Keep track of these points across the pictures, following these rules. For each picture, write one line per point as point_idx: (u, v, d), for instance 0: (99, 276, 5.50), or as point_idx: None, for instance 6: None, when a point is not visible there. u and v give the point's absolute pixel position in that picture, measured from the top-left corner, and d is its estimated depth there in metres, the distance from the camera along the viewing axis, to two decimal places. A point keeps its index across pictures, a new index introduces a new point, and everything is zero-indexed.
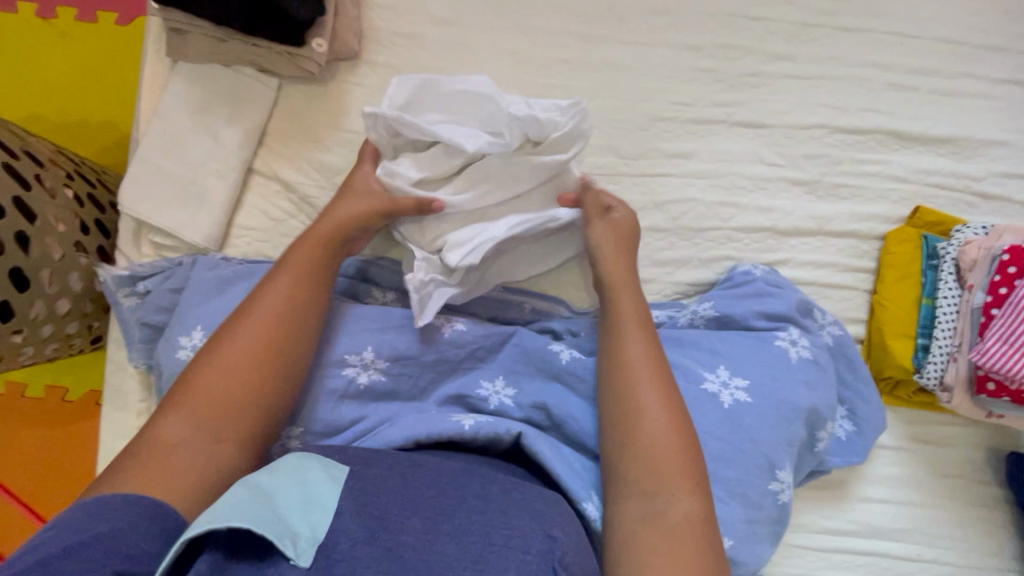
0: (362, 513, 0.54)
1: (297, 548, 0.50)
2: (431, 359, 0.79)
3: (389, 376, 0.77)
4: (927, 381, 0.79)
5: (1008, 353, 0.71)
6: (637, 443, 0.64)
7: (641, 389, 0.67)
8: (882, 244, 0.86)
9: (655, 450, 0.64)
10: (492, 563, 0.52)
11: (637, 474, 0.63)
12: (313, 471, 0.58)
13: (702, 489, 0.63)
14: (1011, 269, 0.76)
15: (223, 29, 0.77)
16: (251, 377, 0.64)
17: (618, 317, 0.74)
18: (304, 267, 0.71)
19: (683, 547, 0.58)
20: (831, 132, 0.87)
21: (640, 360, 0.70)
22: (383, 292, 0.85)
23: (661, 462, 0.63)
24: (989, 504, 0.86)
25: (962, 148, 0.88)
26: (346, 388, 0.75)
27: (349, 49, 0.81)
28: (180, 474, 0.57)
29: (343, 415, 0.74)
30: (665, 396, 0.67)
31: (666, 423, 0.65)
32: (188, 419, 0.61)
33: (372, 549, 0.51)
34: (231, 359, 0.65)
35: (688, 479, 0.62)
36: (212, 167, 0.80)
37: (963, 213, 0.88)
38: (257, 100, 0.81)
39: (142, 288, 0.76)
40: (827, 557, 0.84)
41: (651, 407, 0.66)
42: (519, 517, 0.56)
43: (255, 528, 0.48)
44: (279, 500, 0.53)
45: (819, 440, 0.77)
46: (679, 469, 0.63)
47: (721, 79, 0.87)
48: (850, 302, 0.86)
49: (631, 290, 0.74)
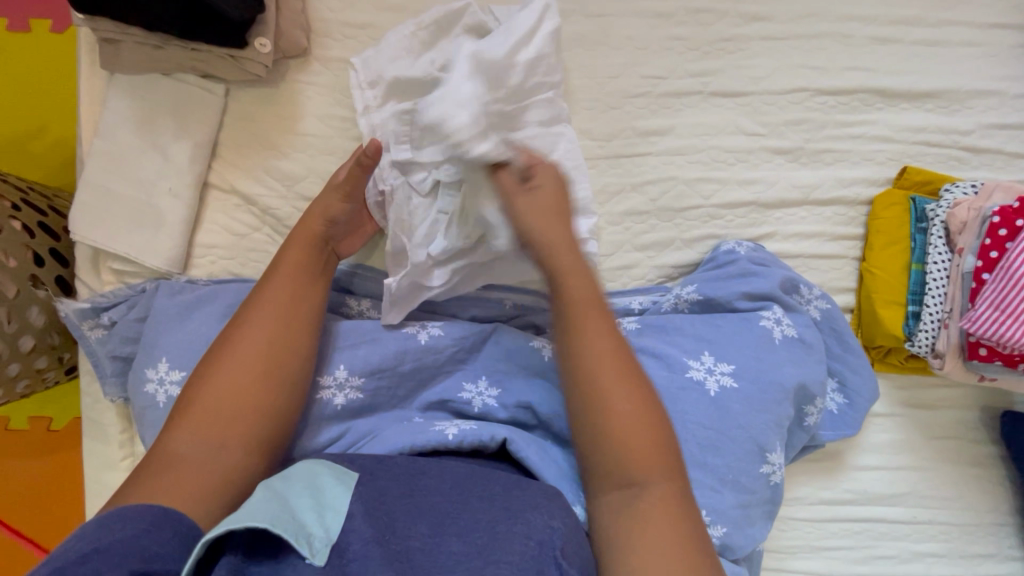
0: (372, 516, 0.55)
1: (312, 547, 0.51)
2: (409, 368, 0.77)
3: (365, 392, 0.75)
4: (919, 348, 0.78)
5: (999, 319, 0.70)
6: (614, 435, 0.60)
7: (602, 385, 0.62)
8: (869, 209, 0.83)
9: (633, 444, 0.60)
10: (501, 548, 0.53)
11: (613, 465, 0.60)
12: (324, 477, 0.58)
13: (676, 470, 0.60)
14: (1002, 232, 0.73)
15: (157, 35, 0.72)
16: (242, 393, 0.61)
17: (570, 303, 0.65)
18: (297, 276, 0.68)
19: (661, 535, 0.56)
20: (812, 95, 0.83)
21: (603, 357, 0.63)
22: (358, 301, 0.82)
23: (632, 453, 0.60)
24: (983, 462, 0.87)
25: (949, 101, 0.84)
26: (322, 410, 0.73)
27: (296, 45, 0.76)
28: (191, 482, 0.56)
29: (324, 436, 0.73)
30: (630, 381, 0.62)
31: (635, 413, 0.61)
32: (195, 431, 0.59)
33: (384, 551, 0.53)
34: (224, 371, 0.62)
35: (658, 464, 0.59)
36: (164, 185, 0.75)
37: (951, 169, 0.85)
38: (205, 110, 0.76)
39: (107, 319, 0.73)
40: (824, 526, 0.85)
41: (612, 399, 0.61)
42: (523, 510, 0.58)
43: (273, 528, 0.49)
44: (293, 500, 0.53)
45: (807, 416, 0.76)
46: (653, 455, 0.60)
47: (694, 48, 0.82)
48: (839, 271, 0.83)
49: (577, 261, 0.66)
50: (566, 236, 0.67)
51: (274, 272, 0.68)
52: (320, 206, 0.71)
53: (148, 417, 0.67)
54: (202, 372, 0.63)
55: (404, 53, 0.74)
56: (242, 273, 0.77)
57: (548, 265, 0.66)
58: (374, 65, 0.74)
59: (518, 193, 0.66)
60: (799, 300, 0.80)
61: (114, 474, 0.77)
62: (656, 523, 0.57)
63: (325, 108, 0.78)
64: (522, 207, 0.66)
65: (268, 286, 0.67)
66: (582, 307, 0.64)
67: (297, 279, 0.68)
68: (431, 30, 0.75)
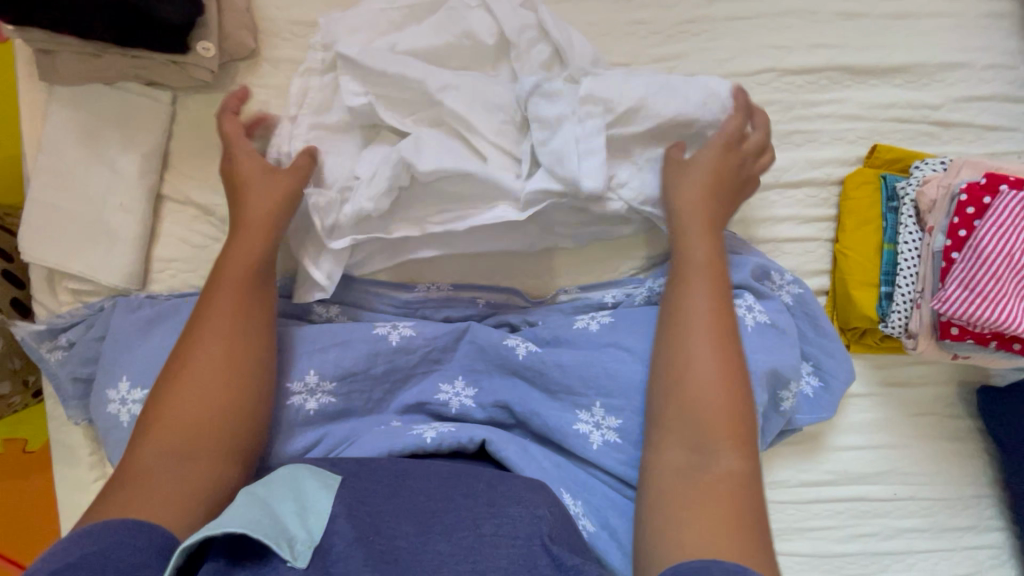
0: (355, 516, 0.55)
1: (293, 550, 0.51)
2: (382, 371, 0.75)
3: (338, 397, 0.74)
4: (892, 329, 0.78)
5: (969, 299, 0.69)
6: (688, 392, 0.61)
7: (694, 339, 0.63)
8: (840, 189, 0.82)
9: (705, 405, 0.60)
10: (485, 555, 0.53)
11: (680, 425, 0.60)
12: (307, 480, 0.58)
13: (751, 451, 0.59)
14: (969, 210, 0.72)
15: (94, 44, 0.69)
16: (208, 397, 0.60)
17: (687, 262, 0.69)
18: (244, 270, 0.66)
19: (717, 510, 0.53)
20: (780, 75, 0.81)
21: (700, 312, 0.65)
22: (327, 307, 0.80)
23: (710, 420, 0.59)
24: (960, 436, 0.87)
25: (918, 75, 0.83)
26: (294, 417, 0.72)
27: (242, 47, 0.74)
28: (157, 493, 0.54)
29: (296, 445, 0.71)
30: (721, 342, 0.63)
31: (717, 377, 0.61)
32: (153, 446, 0.57)
33: (367, 551, 0.53)
34: (186, 380, 0.61)
35: (732, 441, 0.58)
36: (115, 199, 0.73)
37: (923, 145, 0.83)
38: (151, 119, 0.74)
39: (66, 340, 0.71)
40: (807, 508, 0.85)
41: (698, 357, 0.62)
42: (508, 505, 0.58)
43: (251, 533, 0.49)
44: (275, 505, 0.54)
45: (783, 399, 0.76)
46: (732, 426, 0.59)
47: (657, 31, 0.80)
48: (812, 254, 0.82)
49: (714, 232, 0.70)
50: (717, 201, 0.71)
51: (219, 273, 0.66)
52: (249, 201, 0.69)
53: (113, 438, 0.65)
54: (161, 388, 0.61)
55: (366, 26, 0.75)
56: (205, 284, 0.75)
57: (676, 222, 0.71)
58: (331, 29, 0.74)
59: (688, 177, 0.71)
60: (771, 285, 0.79)
61: (87, 497, 0.76)
62: (719, 498, 0.54)
63: (278, 110, 0.76)
64: (684, 168, 0.72)
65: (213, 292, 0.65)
66: (701, 270, 0.68)
67: (240, 279, 0.66)
68: (403, 12, 0.76)
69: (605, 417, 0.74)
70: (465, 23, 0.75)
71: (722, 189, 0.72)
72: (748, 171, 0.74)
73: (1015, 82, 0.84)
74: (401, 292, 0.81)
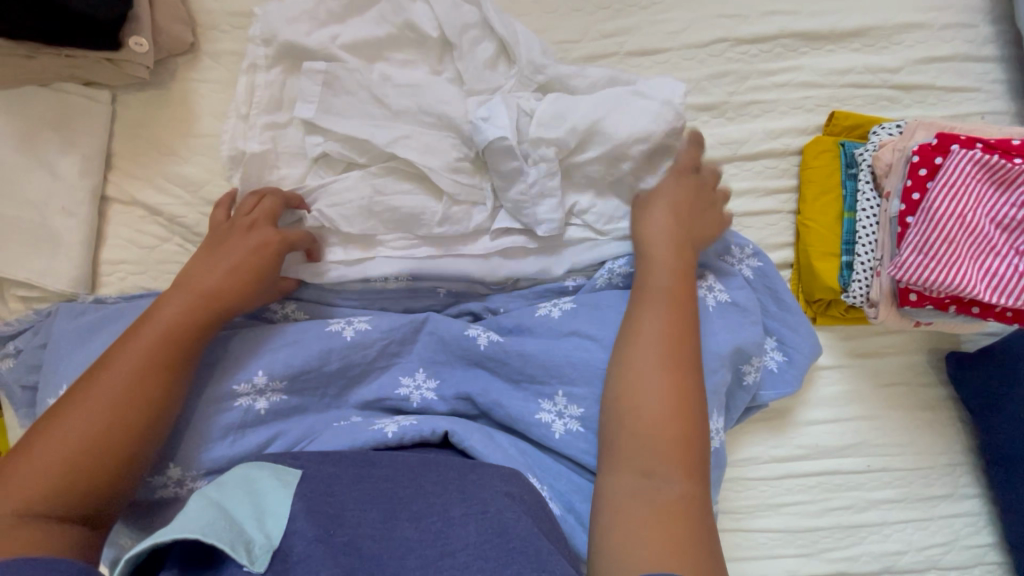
0: (315, 512, 0.54)
1: (251, 555, 0.50)
2: (337, 367, 0.73)
3: (291, 395, 0.72)
4: (854, 299, 0.76)
5: (924, 264, 0.67)
6: (643, 422, 0.61)
7: (651, 362, 0.64)
8: (800, 159, 0.80)
9: (658, 432, 0.60)
10: (454, 536, 0.53)
11: (637, 450, 0.60)
12: (264, 481, 0.56)
13: (699, 476, 0.59)
14: (921, 172, 0.70)
15: (26, 44, 0.67)
16: (109, 424, 0.56)
17: (648, 287, 0.70)
18: (183, 317, 0.63)
19: (663, 534, 0.54)
20: (733, 45, 0.79)
21: (652, 336, 0.65)
22: (282, 304, 0.77)
23: (659, 443, 0.60)
24: (934, 405, 0.86)
25: (876, 39, 0.81)
26: (245, 418, 0.69)
27: (180, 41, 0.73)
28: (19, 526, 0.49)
29: (249, 444, 0.69)
30: (679, 373, 0.64)
31: (672, 408, 0.62)
32: (37, 472, 0.52)
33: (327, 549, 0.51)
34: (96, 409, 0.56)
35: (684, 465, 0.59)
36: (57, 203, 0.72)
37: (883, 109, 0.81)
38: (92, 120, 0.73)
39: (13, 349, 0.70)
40: (780, 484, 0.84)
41: (651, 379, 0.63)
42: (478, 492, 0.57)
43: (205, 538, 0.48)
44: (232, 509, 0.53)
45: (745, 375, 0.76)
46: (682, 453, 0.60)
47: (605, 7, 0.78)
48: (775, 227, 0.81)
49: (679, 260, 0.71)
50: (675, 227, 0.72)
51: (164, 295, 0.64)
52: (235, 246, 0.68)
53: None
54: (61, 410, 0.56)
55: (306, 17, 0.72)
56: (154, 286, 0.74)
57: (645, 252, 0.72)
58: (269, 22, 0.72)
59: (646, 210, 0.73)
60: (731, 261, 0.78)
61: None
62: (660, 522, 0.55)
63: (222, 106, 0.75)
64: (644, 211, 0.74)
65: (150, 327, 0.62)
66: (661, 295, 0.68)
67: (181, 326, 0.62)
68: (343, 2, 0.74)
69: (568, 405, 0.73)
70: (407, 7, 0.74)
71: (689, 223, 0.73)
72: (717, 211, 0.76)
73: (976, 41, 0.82)
74: (351, 285, 0.78)
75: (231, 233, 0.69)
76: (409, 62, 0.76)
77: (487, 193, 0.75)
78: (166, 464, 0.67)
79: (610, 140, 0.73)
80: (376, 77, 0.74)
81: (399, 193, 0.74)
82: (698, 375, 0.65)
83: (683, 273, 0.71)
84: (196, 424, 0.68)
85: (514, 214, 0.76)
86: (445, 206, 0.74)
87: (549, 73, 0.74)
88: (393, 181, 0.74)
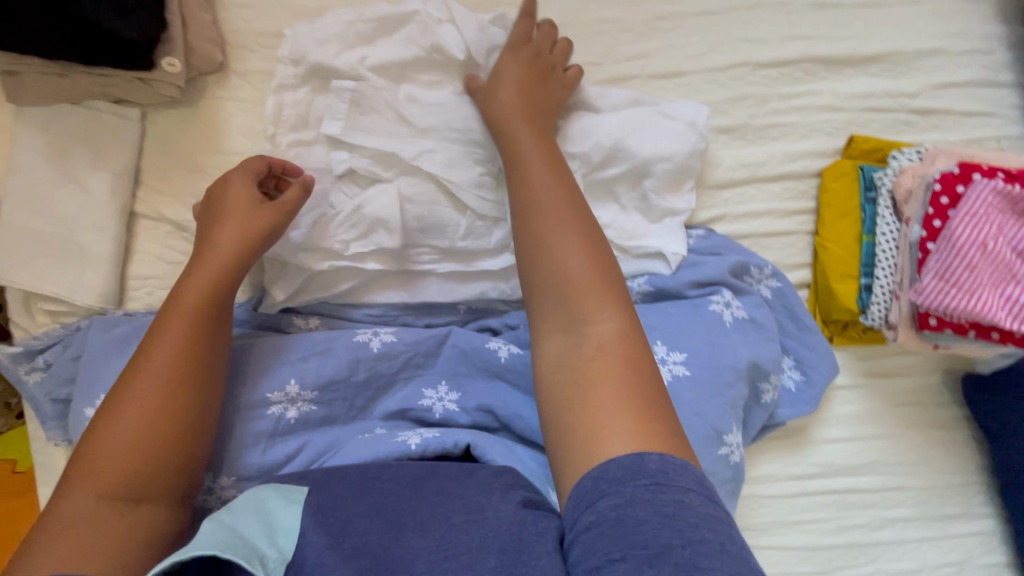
0: (323, 523, 0.54)
1: (266, 567, 0.50)
2: (364, 377, 0.74)
3: (320, 404, 0.73)
4: (873, 321, 0.77)
5: (945, 289, 0.69)
6: (554, 278, 0.59)
7: (549, 224, 0.62)
8: (818, 181, 0.82)
9: (571, 280, 0.58)
10: (456, 542, 0.51)
11: (553, 305, 0.58)
12: (272, 500, 0.56)
13: (622, 303, 0.58)
14: (943, 200, 0.71)
15: (60, 62, 0.68)
16: (149, 416, 0.56)
17: (518, 156, 0.68)
18: (205, 296, 0.63)
19: (613, 385, 0.52)
20: (754, 69, 0.80)
21: (544, 200, 0.64)
22: (304, 318, 0.78)
23: (570, 289, 0.58)
24: (948, 425, 0.87)
25: (894, 64, 0.82)
26: (275, 427, 0.70)
27: (210, 61, 0.73)
28: (95, 546, 0.50)
29: (279, 454, 0.70)
30: (576, 224, 0.62)
31: (577, 252, 0.60)
32: (99, 471, 0.53)
33: (339, 554, 0.52)
34: (139, 401, 0.57)
35: (601, 302, 0.57)
36: (87, 219, 0.72)
37: (901, 133, 0.83)
38: (121, 137, 0.74)
39: (42, 362, 0.70)
40: (795, 501, 0.84)
41: (555, 240, 0.61)
42: (473, 493, 0.57)
43: (222, 554, 0.47)
44: (243, 528, 0.51)
45: (764, 393, 0.77)
46: (597, 291, 0.57)
47: (629, 29, 0.79)
48: (793, 247, 0.82)
49: (533, 123, 0.70)
50: (518, 91, 0.71)
51: (193, 271, 0.65)
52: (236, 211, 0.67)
53: None
54: (102, 420, 0.56)
55: (336, 39, 0.74)
56: None
57: (499, 125, 0.70)
58: (301, 44, 0.73)
59: (495, 88, 0.72)
60: (750, 280, 0.79)
61: None
62: (605, 371, 0.53)
63: (250, 124, 0.76)
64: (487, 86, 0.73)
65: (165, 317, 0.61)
66: (537, 163, 0.67)
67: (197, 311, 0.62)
68: (372, 24, 0.75)
69: None
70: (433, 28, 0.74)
71: (537, 88, 0.72)
72: (559, 67, 0.75)
73: (992, 67, 0.84)
74: (373, 300, 0.78)
75: (225, 190, 0.69)
76: (435, 82, 0.76)
77: (509, 208, 0.76)
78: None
79: (635, 158, 0.73)
80: (403, 97, 0.74)
81: (425, 208, 0.74)
82: (590, 217, 0.63)
83: (545, 135, 0.70)
84: (227, 432, 0.69)
85: None
86: (469, 221, 0.75)
87: (573, 97, 0.75)
88: (422, 194, 0.74)
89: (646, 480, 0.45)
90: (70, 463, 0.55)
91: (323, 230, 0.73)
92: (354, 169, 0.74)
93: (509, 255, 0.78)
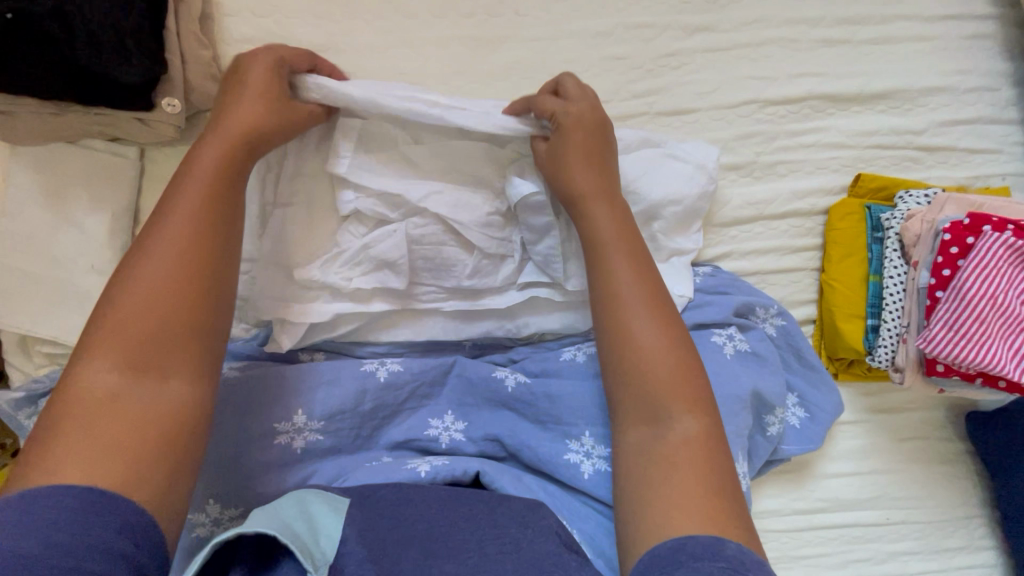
0: (365, 535, 0.54)
1: (313, 562, 0.50)
2: (371, 407, 0.73)
3: (327, 434, 0.71)
4: (880, 362, 0.78)
5: (953, 339, 0.69)
6: (641, 377, 0.57)
7: (632, 314, 0.60)
8: (825, 219, 0.81)
9: (659, 383, 0.57)
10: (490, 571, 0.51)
11: (635, 402, 0.57)
12: (317, 503, 0.55)
13: (707, 406, 0.57)
14: (953, 250, 0.72)
15: (55, 103, 0.66)
16: (165, 296, 0.51)
17: (594, 233, 0.65)
18: (219, 170, 0.57)
19: (699, 484, 0.51)
20: (763, 106, 0.80)
21: (628, 292, 0.61)
22: (311, 353, 0.77)
23: (658, 389, 0.57)
24: (950, 458, 0.88)
25: (901, 101, 0.82)
26: (282, 458, 0.69)
27: (210, 98, 0.71)
28: (118, 434, 0.45)
29: (287, 483, 0.68)
30: (662, 320, 0.60)
31: (662, 347, 0.58)
32: (114, 349, 0.48)
33: (378, 569, 0.51)
34: (155, 274, 0.51)
35: (687, 402, 0.56)
36: (85, 261, 0.71)
37: (908, 170, 0.83)
38: (120, 176, 0.72)
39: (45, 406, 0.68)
40: (800, 535, 0.84)
41: (640, 330, 0.59)
42: (507, 524, 0.56)
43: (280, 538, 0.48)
44: (291, 523, 0.51)
45: (770, 424, 0.77)
46: (684, 391, 0.56)
47: (637, 66, 0.78)
48: (800, 285, 0.81)
49: (609, 196, 0.66)
50: (594, 160, 0.67)
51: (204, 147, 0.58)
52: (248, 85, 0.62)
53: None
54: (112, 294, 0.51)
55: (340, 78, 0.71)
56: None
57: (574, 196, 0.66)
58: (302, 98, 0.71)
59: (566, 151, 0.66)
60: (755, 319, 0.78)
61: None
62: (689, 472, 0.52)
63: None
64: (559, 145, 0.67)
65: (178, 193, 0.56)
66: (616, 241, 0.64)
67: (214, 186, 0.57)
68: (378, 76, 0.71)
69: (595, 446, 0.73)
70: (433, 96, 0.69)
71: (603, 152, 0.67)
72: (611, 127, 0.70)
73: (997, 104, 0.84)
74: (379, 339, 0.77)
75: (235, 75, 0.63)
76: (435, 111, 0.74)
77: (516, 246, 0.75)
78: (205, 501, 0.67)
79: (645, 201, 0.72)
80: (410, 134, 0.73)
81: (432, 245, 0.73)
82: (672, 308, 0.62)
83: (621, 209, 0.66)
84: (230, 460, 0.67)
85: (541, 268, 0.76)
86: (476, 260, 0.74)
87: None
88: (432, 234, 0.73)
89: (726, 563, 0.43)
90: (83, 336, 0.50)
91: (327, 271, 0.72)
92: (360, 208, 0.73)
93: (516, 292, 0.77)
